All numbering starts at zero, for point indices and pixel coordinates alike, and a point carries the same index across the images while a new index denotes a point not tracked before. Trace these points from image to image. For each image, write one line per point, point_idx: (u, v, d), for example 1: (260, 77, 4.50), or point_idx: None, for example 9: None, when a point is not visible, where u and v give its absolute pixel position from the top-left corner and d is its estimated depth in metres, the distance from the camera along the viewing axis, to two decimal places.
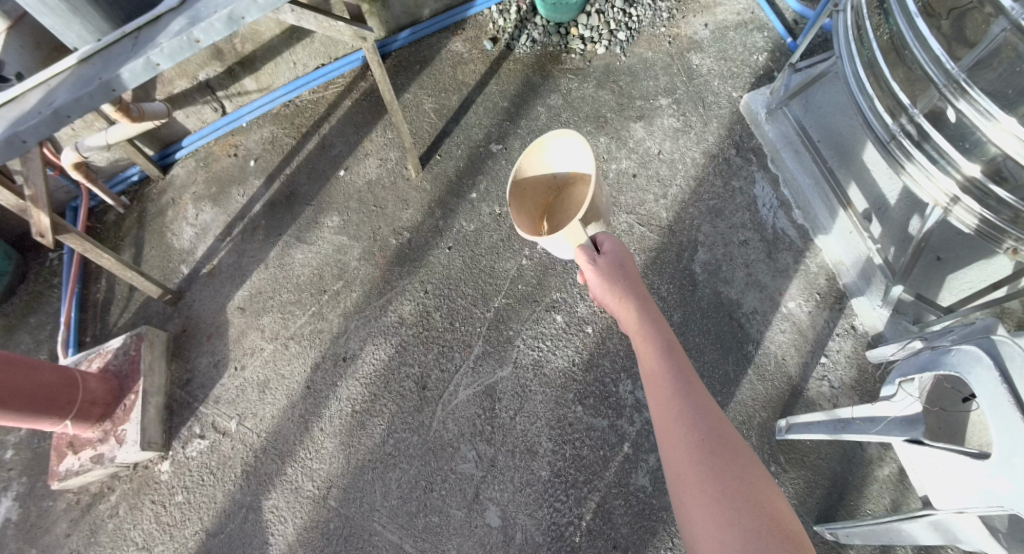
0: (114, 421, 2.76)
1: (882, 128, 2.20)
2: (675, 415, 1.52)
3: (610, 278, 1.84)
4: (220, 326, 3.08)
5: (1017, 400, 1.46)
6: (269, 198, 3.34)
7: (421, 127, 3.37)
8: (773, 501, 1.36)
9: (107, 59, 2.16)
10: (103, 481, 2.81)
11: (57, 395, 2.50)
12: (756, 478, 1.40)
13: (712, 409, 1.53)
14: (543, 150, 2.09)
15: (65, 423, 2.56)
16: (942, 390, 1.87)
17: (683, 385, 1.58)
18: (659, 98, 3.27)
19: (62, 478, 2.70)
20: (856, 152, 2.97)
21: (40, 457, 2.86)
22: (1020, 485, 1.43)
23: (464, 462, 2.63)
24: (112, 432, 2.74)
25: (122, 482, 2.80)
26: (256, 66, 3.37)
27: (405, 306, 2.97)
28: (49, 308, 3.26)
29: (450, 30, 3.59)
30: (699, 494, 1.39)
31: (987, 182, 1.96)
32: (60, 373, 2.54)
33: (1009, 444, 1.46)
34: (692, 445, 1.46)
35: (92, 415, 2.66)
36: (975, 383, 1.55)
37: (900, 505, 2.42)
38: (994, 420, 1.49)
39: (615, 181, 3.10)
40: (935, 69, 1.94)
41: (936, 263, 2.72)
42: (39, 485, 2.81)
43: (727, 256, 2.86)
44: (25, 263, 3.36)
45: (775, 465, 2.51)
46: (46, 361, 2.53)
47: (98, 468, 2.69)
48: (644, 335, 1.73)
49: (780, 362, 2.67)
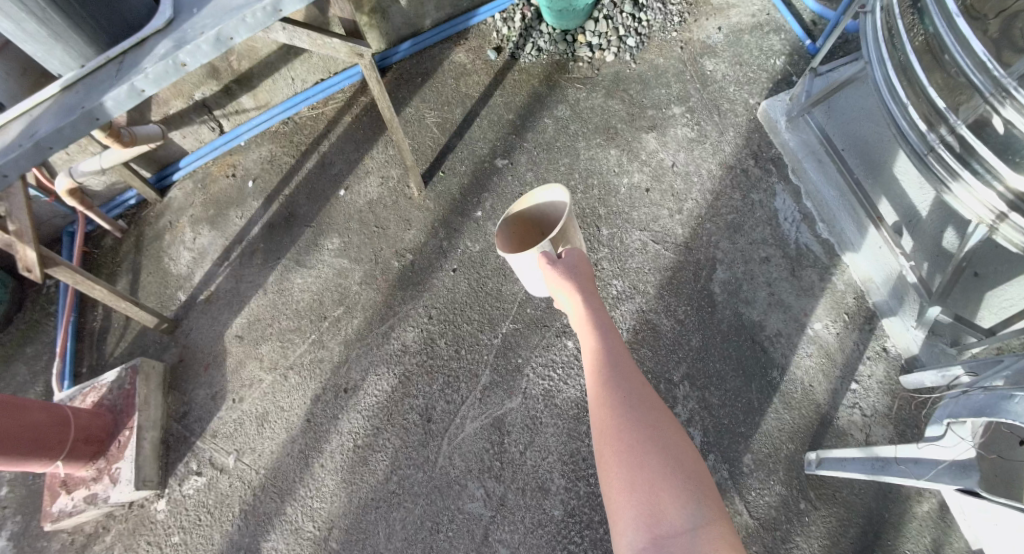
0: (108, 458, 2.65)
1: (917, 138, 2.02)
2: (602, 377, 1.50)
3: (562, 277, 1.72)
4: (217, 355, 2.96)
5: None
6: (267, 220, 3.22)
7: (423, 143, 3.23)
8: (686, 454, 1.36)
9: (89, 86, 2.03)
10: (98, 520, 2.70)
11: (48, 436, 2.39)
12: (672, 432, 1.39)
13: (638, 374, 1.51)
14: (527, 206, 2.02)
15: (55, 463, 2.45)
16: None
17: (612, 352, 1.56)
18: (672, 107, 3.10)
19: (55, 519, 2.59)
20: (885, 160, 2.77)
21: (35, 495, 2.76)
22: None
23: (472, 501, 2.48)
24: (106, 471, 2.63)
25: (117, 521, 2.69)
26: (253, 83, 3.26)
27: (408, 333, 2.83)
28: (45, 338, 3.16)
29: (452, 40, 3.45)
30: (616, 445, 1.37)
31: None
32: (51, 413, 2.43)
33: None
34: (616, 403, 1.44)
35: (85, 454, 2.55)
36: None
37: (943, 545, 2.14)
38: None
39: (627, 196, 2.93)
40: (981, 76, 1.75)
41: (974, 279, 2.50)
42: (33, 524, 2.71)
43: (748, 274, 2.67)
44: (23, 290, 3.28)
45: (805, 502, 2.25)
46: (35, 400, 2.41)
47: (91, 509, 2.58)
48: (580, 306, 1.68)
49: (808, 390, 2.43)
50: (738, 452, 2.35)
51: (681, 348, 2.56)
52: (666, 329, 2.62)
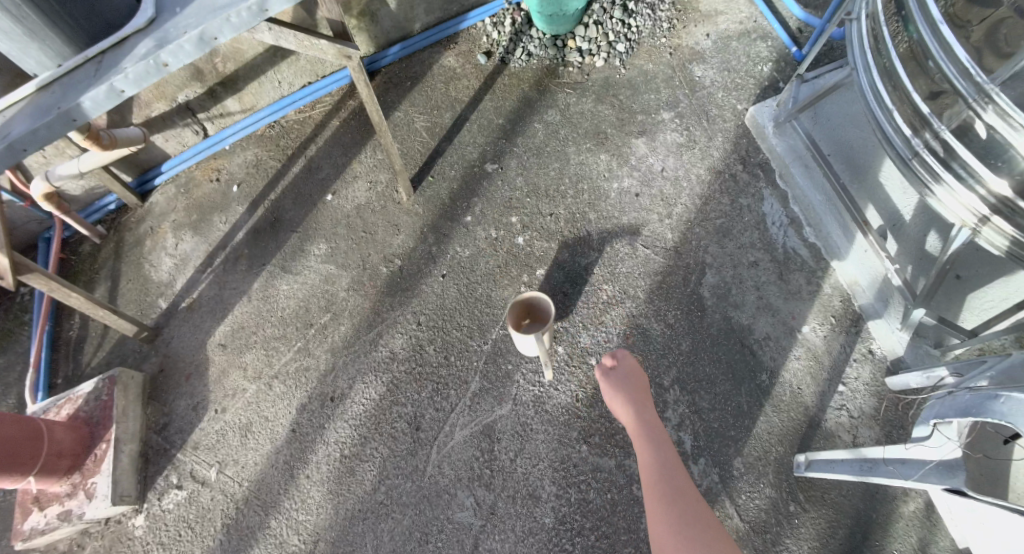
0: (83, 473, 2.56)
1: (902, 143, 2.05)
2: (646, 450, 1.92)
3: (613, 389, 2.15)
4: (199, 364, 2.89)
5: None
6: (252, 225, 3.16)
7: (412, 147, 3.20)
8: (713, 524, 1.67)
9: (66, 86, 1.98)
10: (73, 538, 2.61)
11: (20, 451, 2.30)
12: (702, 508, 1.71)
13: (678, 462, 1.86)
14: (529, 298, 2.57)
15: (28, 478, 2.36)
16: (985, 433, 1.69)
17: (651, 430, 1.99)
18: (661, 112, 3.11)
19: (26, 538, 2.49)
20: (870, 165, 2.79)
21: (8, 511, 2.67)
22: None
23: (461, 510, 2.43)
24: (81, 486, 2.54)
25: (93, 538, 2.61)
26: (238, 85, 3.21)
27: (396, 340, 2.78)
28: (19, 349, 3.06)
29: (442, 45, 3.44)
30: (656, 499, 1.75)
31: (1017, 201, 1.78)
32: (24, 426, 2.35)
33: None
34: (658, 480, 1.80)
35: (58, 469, 2.45)
36: None
37: (929, 544, 2.19)
38: None
39: (618, 202, 2.93)
40: (965, 81, 1.77)
41: (957, 282, 2.52)
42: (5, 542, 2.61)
43: (737, 278, 2.68)
44: None
45: (794, 504, 2.28)
46: (6, 413, 2.32)
47: (65, 526, 2.48)
48: (632, 405, 2.09)
49: (796, 392, 2.46)
50: (728, 456, 2.37)
51: (671, 353, 2.56)
52: (656, 334, 2.61)
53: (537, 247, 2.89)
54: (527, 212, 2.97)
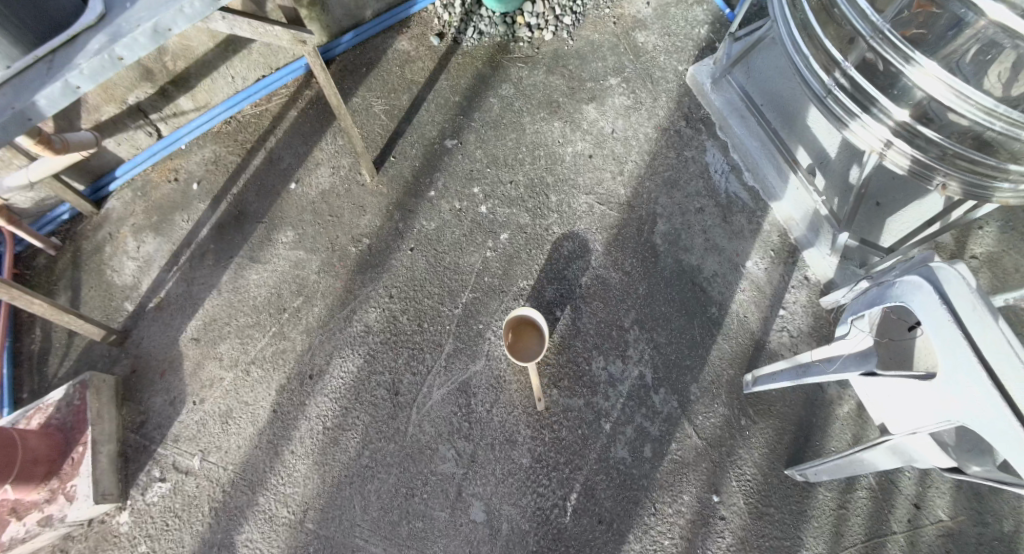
0: (61, 477, 2.41)
1: (818, 84, 2.18)
2: None
3: None
4: (173, 360, 2.77)
5: (957, 319, 1.54)
6: (217, 222, 3.04)
7: (372, 131, 3.25)
8: None
9: (19, 86, 1.95)
10: (54, 543, 2.47)
11: None
12: None
13: None
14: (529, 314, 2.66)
15: (4, 486, 2.22)
16: (889, 320, 2.01)
17: None
18: (609, 78, 3.26)
19: (5, 549, 2.32)
20: (800, 111, 3.01)
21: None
22: (965, 397, 1.53)
23: (444, 462, 2.54)
24: (61, 491, 2.39)
25: (77, 541, 2.48)
26: (192, 84, 3.04)
27: (369, 314, 2.81)
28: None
29: (395, 30, 3.51)
30: None
31: (916, 124, 1.99)
32: None
33: (951, 361, 1.55)
34: None
35: (35, 475, 2.31)
36: (919, 309, 1.63)
37: (862, 438, 2.53)
38: (939, 339, 1.57)
39: (573, 163, 3.08)
40: (861, 22, 1.94)
41: (877, 209, 2.78)
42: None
43: (686, 224, 2.88)
44: None
45: (745, 419, 2.56)
46: None
47: (47, 532, 2.35)
48: None
49: (743, 319, 2.71)
50: (686, 383, 2.61)
51: (628, 298, 2.76)
52: (615, 281, 2.80)
53: (499, 215, 2.99)
54: (487, 182, 3.07)
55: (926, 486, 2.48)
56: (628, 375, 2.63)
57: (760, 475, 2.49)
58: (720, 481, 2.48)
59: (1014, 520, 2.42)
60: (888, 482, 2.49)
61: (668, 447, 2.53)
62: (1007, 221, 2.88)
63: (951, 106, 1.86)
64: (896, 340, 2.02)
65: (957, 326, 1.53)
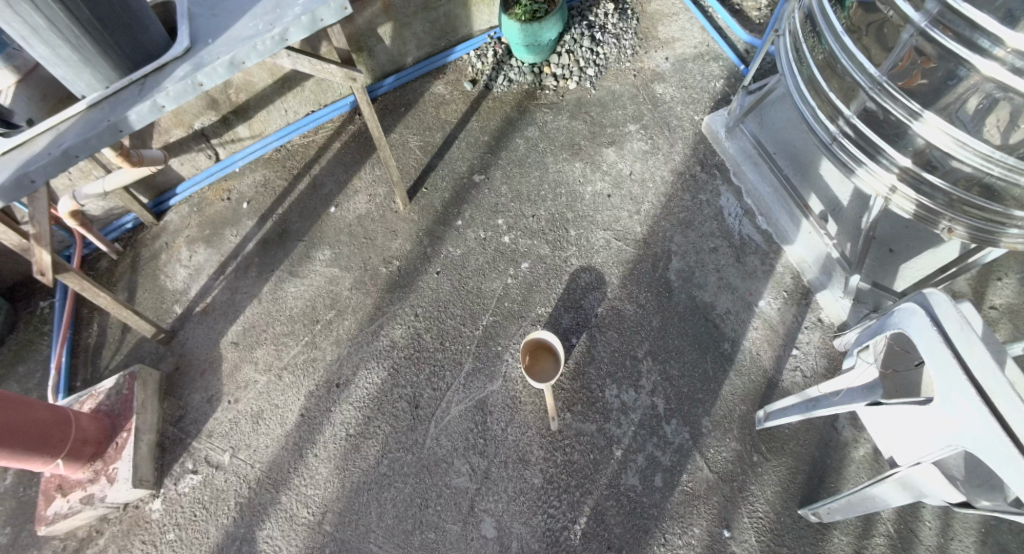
0: (105, 460, 2.59)
1: (824, 131, 2.38)
2: None
3: None
4: (212, 361, 2.95)
5: (947, 340, 1.65)
6: (262, 237, 3.28)
7: (408, 163, 3.50)
8: None
9: (114, 103, 2.25)
10: (92, 524, 2.61)
11: (50, 434, 2.34)
12: None
13: None
14: (548, 339, 2.82)
15: (55, 462, 2.38)
16: (892, 352, 2.12)
17: None
18: (628, 125, 3.50)
19: (49, 523, 2.49)
20: (811, 161, 3.19)
21: (27, 506, 2.65)
22: (959, 418, 1.62)
23: (458, 476, 2.63)
24: (104, 472, 2.57)
25: (112, 524, 2.62)
26: (249, 114, 3.36)
27: (396, 330, 2.97)
28: (39, 357, 2.96)
29: (431, 75, 3.81)
30: None
31: (920, 171, 2.12)
32: (54, 411, 2.39)
33: (945, 382, 1.65)
34: None
35: (83, 455, 2.49)
36: (914, 334, 1.74)
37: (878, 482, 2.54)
38: (933, 361, 1.67)
39: (592, 202, 3.28)
40: (861, 74, 2.14)
41: (890, 255, 2.90)
42: (25, 533, 2.59)
43: (700, 263, 3.03)
44: (15, 312, 3.06)
45: (758, 455, 2.60)
46: (37, 398, 2.38)
47: (88, 510, 2.50)
48: None
49: (755, 357, 2.80)
50: (698, 415, 2.69)
51: (643, 329, 2.89)
52: (629, 313, 2.94)
53: (521, 244, 3.18)
54: (511, 215, 3.27)
55: (948, 538, 2.42)
56: (641, 403, 2.73)
57: (773, 512, 2.50)
58: (731, 517, 2.50)
59: None
60: (907, 530, 2.44)
61: (679, 478, 2.58)
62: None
63: (953, 153, 2.00)
64: (901, 372, 2.11)
65: (948, 346, 1.63)
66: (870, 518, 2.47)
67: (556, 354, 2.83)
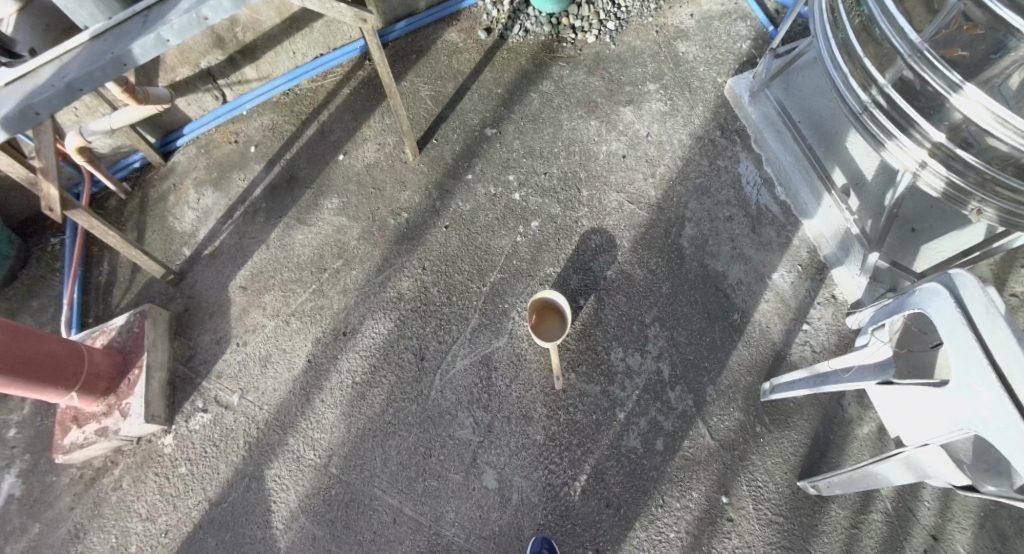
0: (118, 395, 2.62)
1: (855, 100, 2.27)
2: None
3: None
4: (221, 304, 2.95)
5: (971, 323, 1.65)
6: (269, 182, 3.22)
7: (418, 113, 3.41)
8: None
9: (118, 35, 2.15)
10: (107, 455, 2.67)
11: (62, 367, 2.36)
12: None
13: None
14: (557, 302, 2.84)
15: (69, 395, 2.42)
16: (909, 333, 2.10)
17: None
18: (647, 84, 3.39)
19: (67, 452, 2.54)
20: (834, 132, 3.11)
21: (45, 434, 2.70)
22: (975, 400, 1.64)
23: (461, 429, 2.67)
24: (116, 406, 2.61)
25: (126, 455, 2.68)
26: (257, 55, 3.23)
27: (403, 283, 2.96)
28: (51, 292, 2.96)
29: (445, 21, 3.66)
30: None
31: (954, 148, 2.05)
32: (66, 344, 2.40)
33: (964, 366, 1.66)
34: None
35: (96, 389, 2.52)
36: (935, 314, 1.75)
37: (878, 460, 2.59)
38: (953, 343, 1.68)
39: (606, 162, 3.21)
40: (901, 41, 2.03)
41: (911, 234, 2.87)
42: (43, 461, 2.66)
43: (714, 231, 3.00)
44: (27, 247, 3.04)
45: (759, 425, 2.64)
46: (49, 331, 2.38)
47: (103, 441, 2.55)
48: None
49: (764, 328, 2.81)
50: (702, 383, 2.72)
51: (652, 294, 2.88)
52: (639, 278, 2.92)
53: (532, 202, 3.13)
54: (523, 171, 3.21)
55: (945, 519, 2.48)
56: (646, 367, 2.75)
57: (772, 482, 2.56)
58: (730, 484, 2.56)
59: None
60: (905, 509, 2.51)
61: (680, 443, 2.62)
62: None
63: (990, 130, 1.93)
64: (915, 352, 2.10)
65: (971, 331, 1.64)
66: (870, 495, 2.54)
67: (563, 316, 2.83)
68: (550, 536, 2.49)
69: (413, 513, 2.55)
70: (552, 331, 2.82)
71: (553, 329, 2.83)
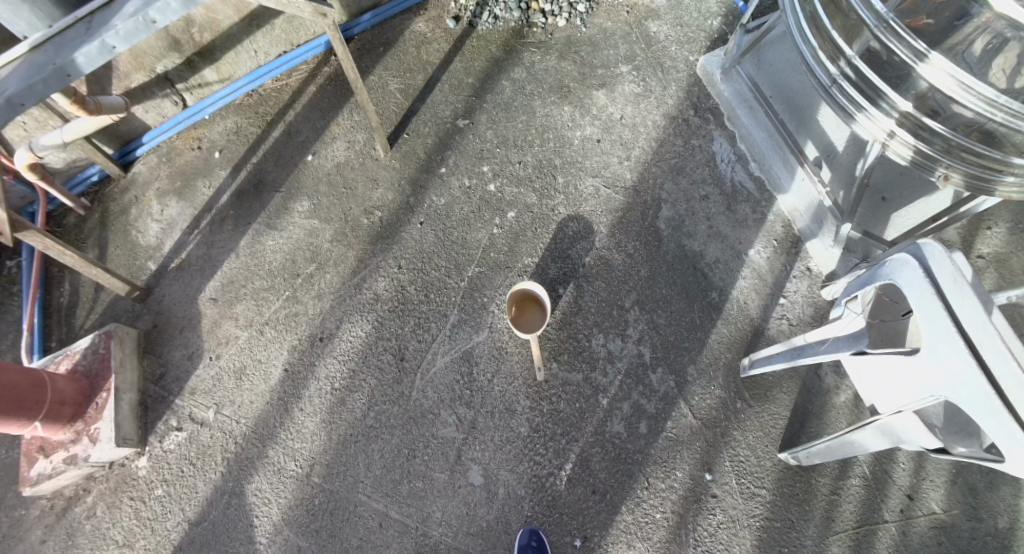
0: (86, 420, 2.57)
1: (823, 73, 2.22)
2: None
3: None
4: (192, 318, 2.90)
5: (938, 291, 1.65)
6: (236, 187, 3.15)
7: (388, 108, 3.33)
8: None
9: (60, 45, 2.06)
10: (78, 483, 2.62)
11: (22, 398, 2.31)
12: None
13: None
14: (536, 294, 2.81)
15: (33, 425, 2.37)
16: (881, 302, 2.12)
17: None
18: (620, 66, 3.34)
19: (34, 484, 2.49)
20: (806, 105, 3.09)
21: (11, 467, 2.64)
22: (945, 368, 1.64)
23: (444, 427, 2.65)
24: (85, 432, 2.55)
25: (98, 482, 2.63)
26: (215, 56, 3.14)
27: (379, 283, 2.92)
28: (12, 317, 2.89)
29: (412, 11, 3.58)
30: None
31: (921, 116, 2.03)
32: (25, 373, 2.35)
33: (933, 334, 1.66)
34: None
35: (62, 416, 2.46)
36: (905, 285, 1.74)
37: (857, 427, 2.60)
38: (923, 312, 1.68)
39: (581, 147, 3.17)
40: (867, 11, 1.98)
41: (882, 203, 2.87)
42: (10, 494, 2.60)
43: (690, 211, 2.98)
44: None
45: (741, 402, 2.64)
46: (8, 360, 2.33)
47: (72, 469, 2.50)
48: None
49: (742, 305, 2.81)
50: (683, 363, 2.71)
51: (631, 279, 2.86)
52: (617, 263, 2.90)
53: (507, 193, 3.09)
54: (496, 161, 3.17)
55: (922, 480, 2.51)
56: (628, 352, 2.74)
57: (755, 458, 2.57)
58: (714, 461, 2.56)
59: (1009, 516, 2.44)
60: (881, 472, 2.53)
61: (664, 425, 2.62)
62: (1017, 223, 2.85)
63: (955, 97, 1.91)
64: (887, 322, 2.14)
65: (939, 299, 1.63)
66: (848, 461, 2.55)
67: (543, 306, 2.77)
68: (538, 528, 2.49)
69: (399, 516, 2.54)
70: (531, 324, 2.77)
71: (533, 322, 2.78)
